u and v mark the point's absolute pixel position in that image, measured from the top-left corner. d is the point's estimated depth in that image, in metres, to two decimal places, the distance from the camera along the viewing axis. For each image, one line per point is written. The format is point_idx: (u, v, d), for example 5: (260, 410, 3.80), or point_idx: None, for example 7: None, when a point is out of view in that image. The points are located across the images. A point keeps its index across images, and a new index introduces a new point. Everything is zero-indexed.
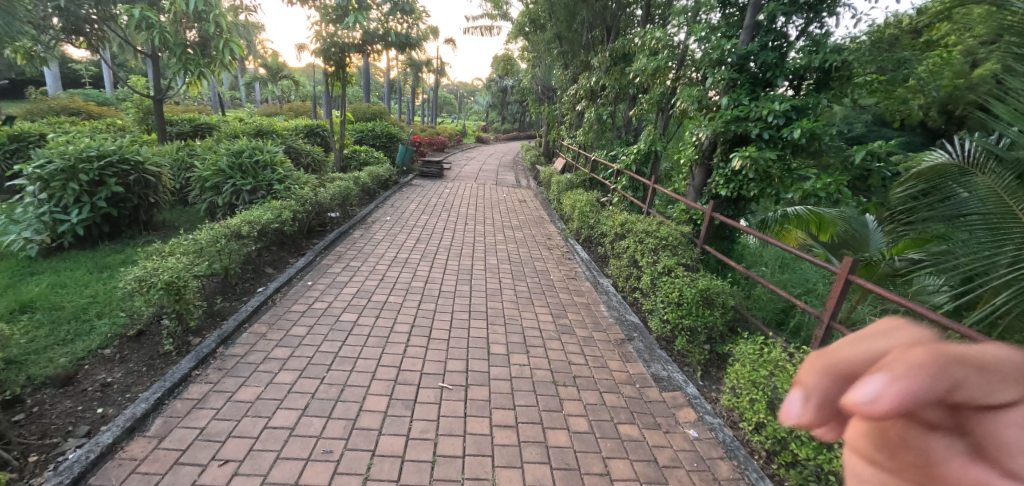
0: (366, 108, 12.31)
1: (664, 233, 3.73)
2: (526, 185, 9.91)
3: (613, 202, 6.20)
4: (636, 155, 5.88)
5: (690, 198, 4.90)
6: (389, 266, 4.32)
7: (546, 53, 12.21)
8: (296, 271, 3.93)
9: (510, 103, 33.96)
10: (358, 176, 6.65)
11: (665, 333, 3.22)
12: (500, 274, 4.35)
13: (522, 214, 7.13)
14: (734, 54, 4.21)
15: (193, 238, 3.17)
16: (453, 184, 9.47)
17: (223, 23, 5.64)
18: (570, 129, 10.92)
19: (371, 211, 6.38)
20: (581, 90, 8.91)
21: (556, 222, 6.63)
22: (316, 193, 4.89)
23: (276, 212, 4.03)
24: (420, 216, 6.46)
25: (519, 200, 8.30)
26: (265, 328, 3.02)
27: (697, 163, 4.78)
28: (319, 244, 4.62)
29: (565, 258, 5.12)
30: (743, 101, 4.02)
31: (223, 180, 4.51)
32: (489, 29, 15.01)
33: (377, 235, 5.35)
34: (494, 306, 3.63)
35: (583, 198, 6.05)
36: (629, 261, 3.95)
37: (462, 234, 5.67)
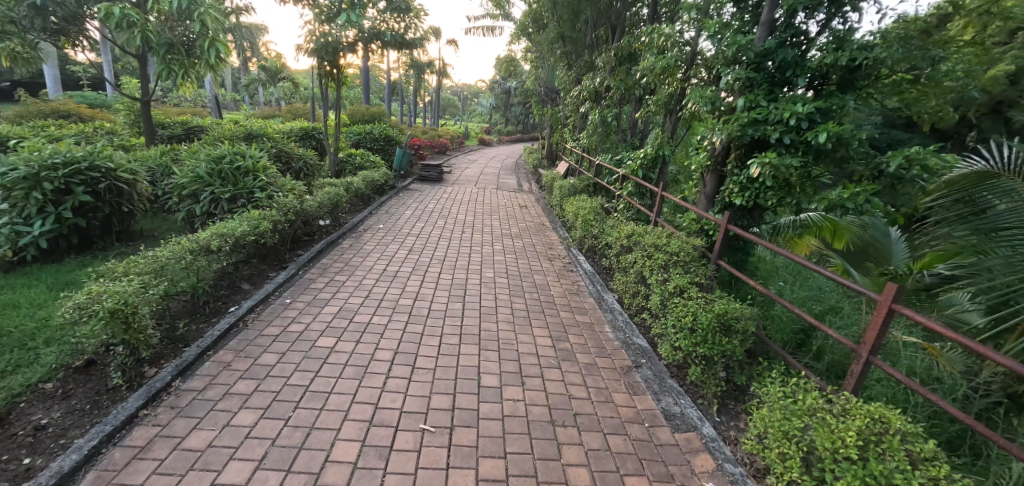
0: (365, 110, 12.04)
1: (674, 247, 3.41)
2: (528, 190, 9.61)
3: (618, 209, 5.87)
4: (643, 160, 5.55)
5: (701, 207, 4.59)
6: (376, 281, 4.01)
7: (549, 54, 11.91)
8: (274, 287, 3.62)
9: (514, 104, 33.69)
10: (351, 181, 6.37)
11: (677, 361, 2.90)
12: (496, 289, 4.03)
13: (522, 221, 6.81)
14: (750, 52, 3.89)
15: (154, 255, 2.87)
16: (452, 188, 9.17)
17: (208, 21, 5.36)
18: (573, 131, 10.60)
19: (363, 218, 6.08)
20: (584, 92, 8.60)
21: (559, 229, 6.32)
22: (301, 201, 4.60)
23: (255, 223, 3.73)
24: (415, 223, 6.16)
25: (520, 205, 8.00)
26: (231, 355, 2.72)
27: (708, 169, 4.47)
28: (304, 256, 4.32)
29: (567, 270, 4.80)
30: (760, 102, 3.69)
31: (201, 187, 4.22)
32: (491, 30, 14.73)
33: (368, 245, 5.05)
34: (487, 327, 3.31)
35: (587, 206, 5.72)
36: (636, 277, 3.63)
37: (458, 243, 5.36)
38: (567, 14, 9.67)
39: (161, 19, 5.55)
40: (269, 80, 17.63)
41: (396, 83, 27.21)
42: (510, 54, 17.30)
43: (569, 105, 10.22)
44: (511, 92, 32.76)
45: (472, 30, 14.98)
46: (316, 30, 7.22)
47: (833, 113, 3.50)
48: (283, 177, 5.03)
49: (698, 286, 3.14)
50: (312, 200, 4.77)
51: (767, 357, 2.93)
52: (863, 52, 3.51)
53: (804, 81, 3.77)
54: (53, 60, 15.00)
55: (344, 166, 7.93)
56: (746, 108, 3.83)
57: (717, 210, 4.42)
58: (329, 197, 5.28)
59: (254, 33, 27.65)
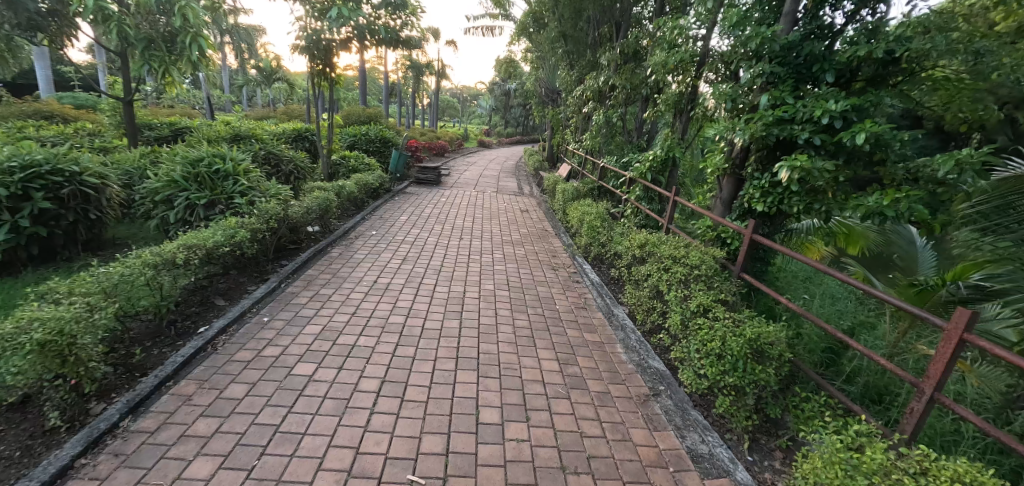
0: (362, 112, 11.73)
1: (694, 259, 3.08)
2: (529, 193, 9.30)
3: (625, 214, 5.54)
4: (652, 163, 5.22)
5: (718, 213, 4.28)
6: (366, 295, 3.67)
7: (550, 53, 11.59)
8: (251, 303, 3.28)
9: (514, 106, 33.42)
10: (343, 185, 6.05)
11: (702, 391, 2.57)
12: (496, 304, 3.70)
13: (523, 227, 6.48)
14: (774, 44, 3.56)
15: (106, 272, 2.54)
16: (451, 192, 8.84)
17: (188, 15, 5.03)
18: (575, 133, 10.28)
19: (355, 224, 5.74)
20: (587, 92, 8.28)
21: (562, 235, 5.99)
22: (285, 207, 4.26)
23: (230, 232, 3.39)
24: (411, 229, 5.83)
25: (521, 210, 7.67)
26: (193, 387, 2.38)
27: (726, 173, 4.16)
28: (288, 267, 3.98)
29: (572, 281, 4.46)
30: (786, 99, 3.37)
31: (175, 192, 3.89)
32: (490, 30, 14.42)
33: (359, 254, 4.70)
34: (487, 349, 2.97)
35: (592, 212, 5.39)
36: (650, 292, 3.30)
37: (456, 251, 5.02)
38: (568, 11, 9.37)
39: (139, 13, 5.22)
40: (265, 81, 17.32)
41: (395, 84, 26.90)
42: (510, 55, 17.00)
43: (571, 106, 9.90)
44: (511, 93, 32.46)
45: (471, 29, 14.67)
46: (307, 27, 6.89)
47: (868, 111, 3.17)
48: (268, 181, 4.69)
49: (723, 303, 2.81)
50: (298, 206, 4.44)
51: (802, 385, 2.61)
52: (899, 43, 3.19)
53: (833, 76, 3.44)
54: (44, 60, 14.69)
55: (337, 168, 7.61)
56: (769, 106, 3.50)
57: (736, 216, 4.11)
58: (318, 202, 4.95)
59: (251, 35, 27.39)
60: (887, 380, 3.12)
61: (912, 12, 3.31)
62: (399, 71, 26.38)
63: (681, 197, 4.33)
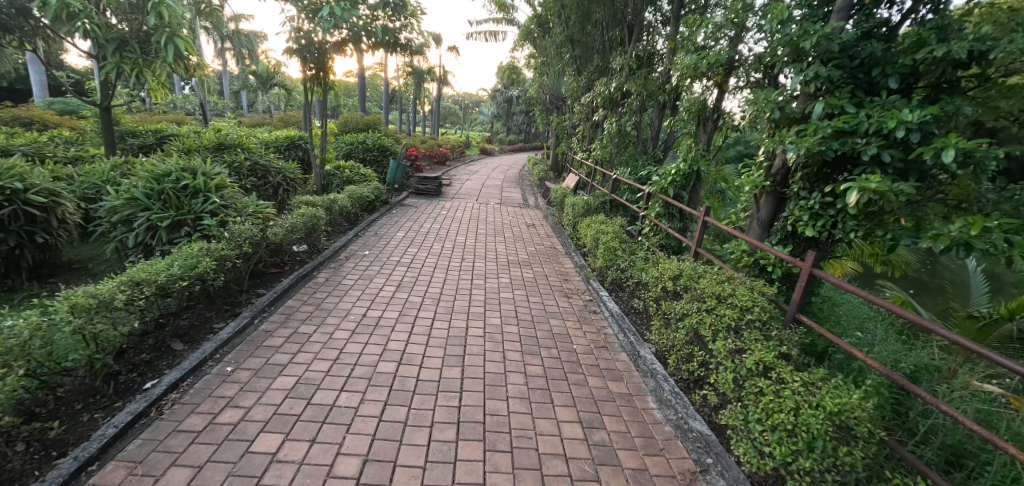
0: (360, 118, 11.27)
1: (743, 299, 2.57)
2: (535, 205, 8.82)
3: (643, 232, 5.03)
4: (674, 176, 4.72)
5: (754, 236, 3.77)
6: (352, 333, 3.15)
7: (556, 59, 11.15)
8: (214, 348, 2.79)
9: (516, 113, 33.07)
10: (334, 199, 5.56)
11: (766, 473, 2.03)
12: (503, 343, 3.18)
13: (530, 244, 5.96)
14: (827, 44, 3.05)
15: (17, 327, 2.06)
16: (452, 203, 8.35)
17: (163, 13, 4.56)
18: (583, 142, 9.79)
19: (347, 243, 5.24)
20: (597, 99, 7.80)
21: (573, 254, 5.48)
22: (263, 228, 3.75)
23: (191, 262, 2.88)
24: (408, 247, 5.33)
25: (527, 224, 7.16)
26: (120, 475, 1.89)
27: (765, 191, 3.66)
28: (264, 298, 3.47)
29: (589, 311, 3.94)
30: (845, 108, 2.86)
31: (134, 212, 3.39)
32: (493, 35, 14.03)
33: (348, 278, 4.18)
34: (493, 409, 2.47)
35: (607, 230, 4.88)
36: (686, 334, 2.79)
37: (457, 274, 4.51)
38: (576, 14, 8.91)
39: (111, 11, 4.76)
40: (263, 87, 16.92)
41: (397, 91, 26.54)
42: (513, 61, 16.61)
43: (579, 114, 9.42)
44: (514, 100, 32.11)
45: (474, 35, 14.26)
46: (298, 28, 6.42)
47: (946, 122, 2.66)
48: (246, 197, 4.20)
49: (783, 358, 2.28)
50: (278, 225, 3.94)
51: (888, 465, 2.08)
52: (983, 41, 2.66)
53: (896, 81, 2.93)
54: (38, 64, 14.34)
55: (331, 179, 7.13)
56: (822, 116, 3.00)
57: (776, 240, 3.61)
58: (304, 219, 4.44)
59: (253, 41, 27.05)
60: (975, 446, 2.58)
61: (995, 5, 2.79)
62: (401, 78, 26.03)
63: (711, 218, 3.86)
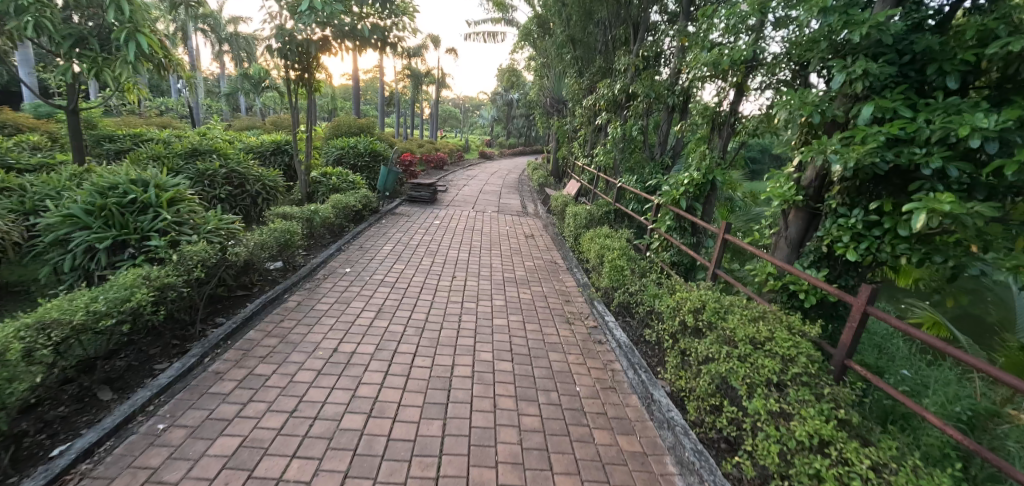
0: (353, 122, 10.82)
1: (784, 343, 2.11)
2: (534, 213, 8.39)
3: (652, 248, 4.58)
4: (687, 186, 4.25)
5: (782, 256, 3.32)
6: (317, 374, 2.69)
7: (556, 60, 10.74)
8: (148, 398, 2.34)
9: (516, 117, 32.69)
10: (316, 209, 5.11)
11: None
12: (494, 387, 2.72)
13: (528, 257, 5.50)
14: (875, 36, 2.60)
15: None
16: (447, 211, 7.90)
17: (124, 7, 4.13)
18: (584, 147, 9.35)
19: (328, 259, 4.77)
20: (599, 102, 7.35)
21: (575, 270, 5.03)
22: (224, 247, 3.29)
23: (123, 294, 2.42)
24: (394, 262, 4.87)
25: (526, 234, 6.71)
26: None
27: (796, 207, 3.21)
28: (220, 330, 3.02)
29: (593, 342, 3.48)
30: (899, 112, 2.41)
31: (70, 231, 2.93)
32: (492, 37, 13.62)
33: (322, 302, 3.71)
34: (478, 481, 2.01)
35: (612, 245, 4.43)
36: (710, 380, 2.33)
37: (445, 295, 4.06)
38: (578, 13, 8.48)
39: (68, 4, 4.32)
40: (257, 89, 16.51)
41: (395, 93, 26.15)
42: (513, 63, 16.20)
43: (580, 118, 8.97)
44: (513, 103, 31.70)
45: (471, 35, 13.81)
46: (280, 26, 5.96)
47: None
48: (210, 211, 3.75)
49: (839, 424, 1.84)
50: (243, 243, 3.49)
51: None
52: None
53: (957, 81, 2.48)
54: None
55: (316, 186, 6.69)
56: (869, 121, 2.55)
57: (807, 263, 3.16)
58: (275, 235, 3.99)
59: None
60: None
61: None
62: (399, 80, 25.64)
63: (732, 236, 3.41)
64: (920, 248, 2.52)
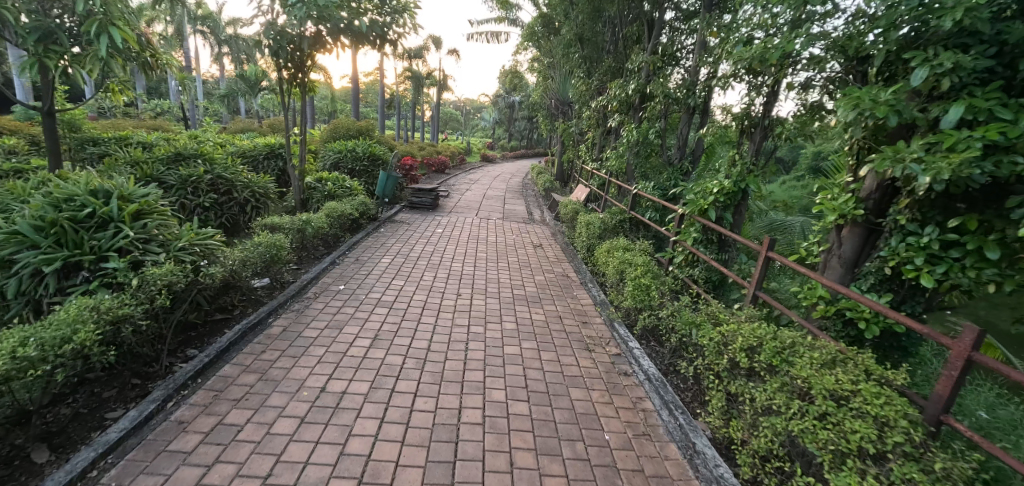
0: (351, 125, 10.38)
1: (873, 401, 1.71)
2: (541, 219, 7.99)
3: (676, 262, 4.19)
4: (717, 195, 3.84)
5: (833, 278, 2.92)
6: (300, 423, 2.28)
7: (563, 60, 10.34)
8: (90, 461, 1.93)
9: (518, 119, 32.34)
10: (308, 219, 4.71)
11: None
12: (510, 437, 2.31)
13: (539, 270, 5.07)
14: (961, 24, 2.18)
15: None
16: (449, 219, 7.47)
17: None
18: (593, 150, 8.93)
19: (321, 274, 4.33)
20: (611, 104, 6.94)
21: (590, 285, 4.61)
22: (196, 269, 2.89)
23: (61, 333, 2.02)
24: (393, 277, 4.44)
25: (534, 243, 6.28)
26: None
27: (852, 223, 2.81)
28: (189, 366, 2.61)
29: (618, 373, 3.06)
30: (997, 113, 2.01)
31: (16, 250, 2.53)
32: (495, 37, 13.22)
33: (311, 326, 3.29)
34: None
35: (633, 260, 4.03)
36: (772, 438, 1.93)
37: (449, 317, 3.63)
38: (586, 10, 8.08)
39: None
40: (253, 91, 16.07)
41: (396, 96, 25.77)
42: (516, 64, 15.80)
43: (589, 120, 8.56)
44: (516, 106, 31.32)
45: (474, 35, 13.39)
46: (271, 22, 5.55)
47: None
48: (185, 225, 3.34)
49: None
50: (220, 263, 3.08)
51: None
52: None
53: None
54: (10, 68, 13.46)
55: (311, 192, 6.28)
56: (955, 124, 2.14)
57: (866, 286, 2.76)
58: (260, 250, 3.58)
59: None
60: None
61: None
62: (400, 82, 25.25)
63: (774, 254, 3.01)
64: (1015, 275, 2.12)
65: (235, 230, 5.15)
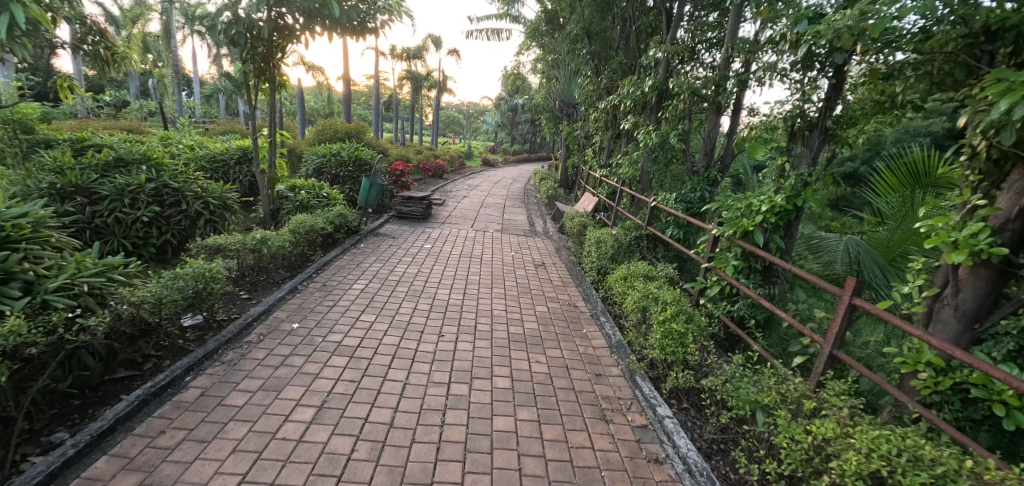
0: (340, 126, 9.70)
1: None
2: (544, 232, 7.22)
3: (710, 295, 3.41)
4: (764, 213, 3.05)
5: (945, 336, 2.14)
6: None
7: (568, 58, 9.57)
8: None
9: (521, 123, 31.61)
10: (267, 237, 3.95)
11: None
12: None
13: (541, 298, 4.24)
14: None
15: None
16: (442, 231, 6.70)
17: None
18: (601, 156, 8.18)
19: (274, 306, 3.54)
20: (623, 104, 6.17)
21: (603, 319, 3.81)
22: (66, 323, 2.12)
23: None
24: (363, 309, 3.64)
25: (535, 262, 5.46)
26: None
27: (979, 263, 2.02)
28: (41, 466, 1.83)
29: (647, 459, 2.26)
30: None
31: None
32: (496, 34, 12.46)
33: (239, 388, 2.49)
34: None
35: (658, 292, 3.24)
36: None
37: (425, 369, 2.82)
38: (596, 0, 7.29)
39: None
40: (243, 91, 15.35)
41: (395, 98, 25.12)
42: (518, 64, 15.05)
43: (597, 122, 7.81)
44: (518, 108, 30.67)
45: (474, 34, 12.68)
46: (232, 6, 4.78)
47: None
48: (72, 256, 2.58)
49: None
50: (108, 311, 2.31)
51: None
52: None
53: None
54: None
55: (281, 202, 5.54)
56: None
57: (1001, 354, 2.01)
58: (186, 284, 2.81)
59: None
60: None
61: None
62: (399, 84, 24.63)
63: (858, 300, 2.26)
64: None
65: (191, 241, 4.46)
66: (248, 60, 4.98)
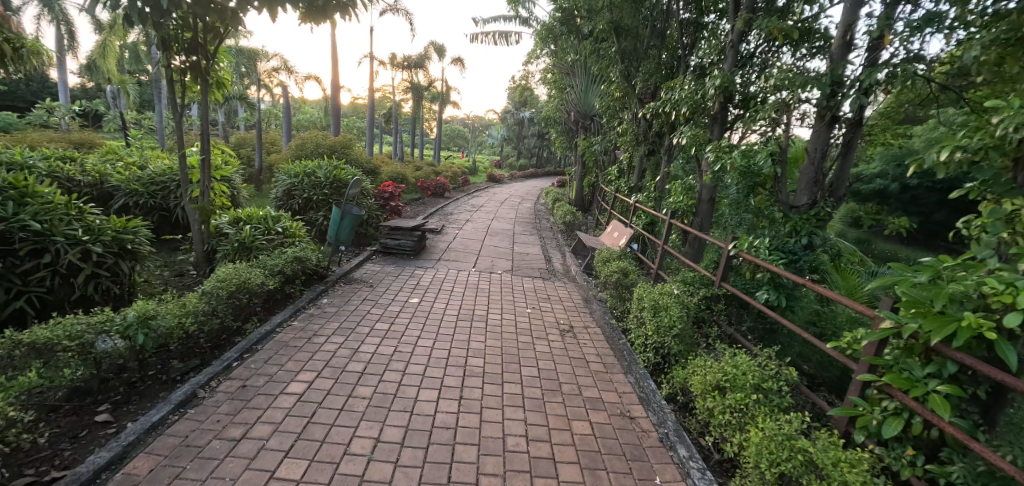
0: (324, 139, 8.37)
1: None
2: (565, 271, 5.80)
3: (888, 437, 2.00)
4: (1023, 312, 1.62)
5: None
6: None
7: (589, 62, 8.19)
8: None
9: (528, 137, 30.48)
10: (151, 315, 2.52)
11: None
12: None
13: (578, 402, 2.77)
14: None
15: None
16: (436, 271, 5.26)
17: None
18: (631, 177, 6.77)
19: (136, 445, 2.09)
20: (671, 112, 4.75)
21: (687, 454, 2.33)
22: None
23: None
24: (289, 444, 2.17)
25: (560, 324, 3.99)
26: None
27: None
28: None
29: None
30: None
31: None
32: (505, 38, 11.17)
33: None
34: None
35: (808, 442, 1.82)
36: None
37: None
38: None
39: None
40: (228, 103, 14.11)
41: (396, 109, 23.94)
42: (527, 73, 13.78)
43: (627, 136, 6.40)
44: (525, 121, 29.56)
45: (479, 36, 11.32)
46: None
47: None
48: None
49: None
50: None
51: None
52: None
53: None
54: None
55: (219, 240, 4.15)
56: None
57: None
58: None
59: None
60: None
61: None
62: (400, 96, 23.47)
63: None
64: None
65: (85, 301, 3.16)
66: (164, 49, 3.58)
